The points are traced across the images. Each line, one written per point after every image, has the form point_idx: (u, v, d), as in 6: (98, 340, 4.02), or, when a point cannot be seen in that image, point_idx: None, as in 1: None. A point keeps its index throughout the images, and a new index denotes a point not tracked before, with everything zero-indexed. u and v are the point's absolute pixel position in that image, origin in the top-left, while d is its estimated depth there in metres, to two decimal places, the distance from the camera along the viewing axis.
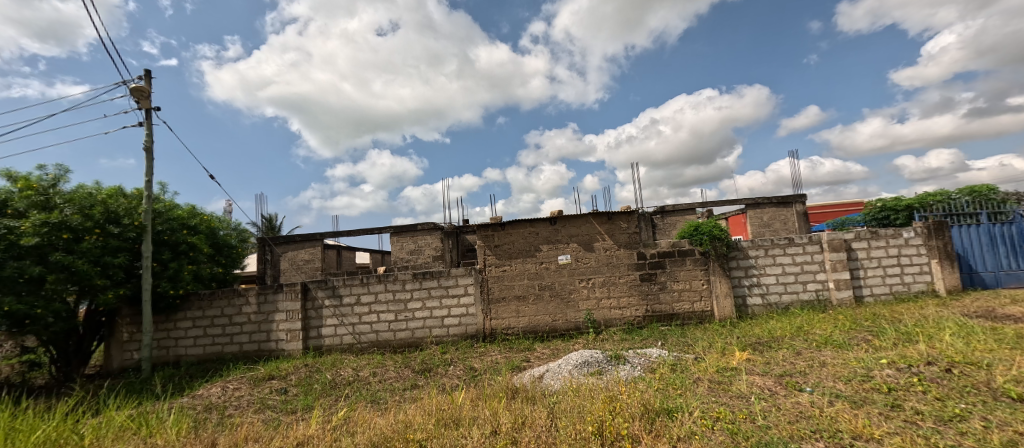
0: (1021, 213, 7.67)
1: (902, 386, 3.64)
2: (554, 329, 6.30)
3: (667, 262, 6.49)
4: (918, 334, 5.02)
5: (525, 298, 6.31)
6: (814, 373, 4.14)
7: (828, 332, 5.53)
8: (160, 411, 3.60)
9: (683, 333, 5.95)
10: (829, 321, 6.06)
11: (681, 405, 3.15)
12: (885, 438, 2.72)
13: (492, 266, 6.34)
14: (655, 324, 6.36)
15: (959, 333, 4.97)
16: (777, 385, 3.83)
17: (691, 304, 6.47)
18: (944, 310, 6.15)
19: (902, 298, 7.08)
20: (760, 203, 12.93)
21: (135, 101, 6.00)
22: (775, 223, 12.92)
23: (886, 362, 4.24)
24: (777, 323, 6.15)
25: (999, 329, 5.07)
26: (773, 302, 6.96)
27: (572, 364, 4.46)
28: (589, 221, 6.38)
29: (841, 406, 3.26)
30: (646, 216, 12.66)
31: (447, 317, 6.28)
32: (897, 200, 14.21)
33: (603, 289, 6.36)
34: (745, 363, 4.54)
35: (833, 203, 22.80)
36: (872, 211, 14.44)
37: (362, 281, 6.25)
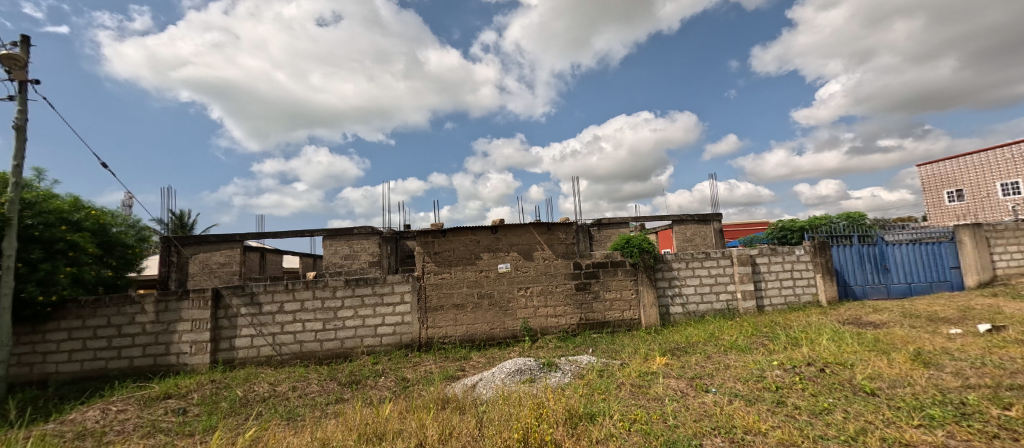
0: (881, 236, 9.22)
1: (787, 384, 4.18)
2: (492, 338, 6.31)
3: (601, 272, 6.83)
4: (803, 339, 5.79)
5: (463, 307, 6.25)
6: (720, 374, 4.59)
7: (734, 337, 6.17)
8: (12, 441, 3.02)
9: (612, 340, 6.27)
10: (736, 327, 6.76)
11: (603, 408, 3.33)
12: (770, 431, 3.10)
13: (431, 273, 6.21)
14: (588, 332, 6.64)
15: (833, 338, 5.82)
16: (688, 387, 4.19)
17: (621, 312, 6.86)
18: (825, 318, 7.15)
19: (795, 307, 8.12)
20: (685, 219, 14.13)
21: (5, 70, 5.06)
22: (696, 238, 14.18)
23: (777, 363, 4.83)
24: (694, 330, 6.73)
25: (863, 334, 6.02)
26: (692, 310, 7.60)
27: (505, 372, 4.50)
28: (530, 230, 6.52)
29: (738, 404, 3.66)
30: (584, 227, 13.24)
31: (381, 326, 6.02)
32: (793, 222, 16.35)
33: (541, 298, 6.51)
34: (664, 367, 4.90)
35: (745, 222, 25.62)
36: (774, 230, 16.44)
37: (286, 288, 5.79)
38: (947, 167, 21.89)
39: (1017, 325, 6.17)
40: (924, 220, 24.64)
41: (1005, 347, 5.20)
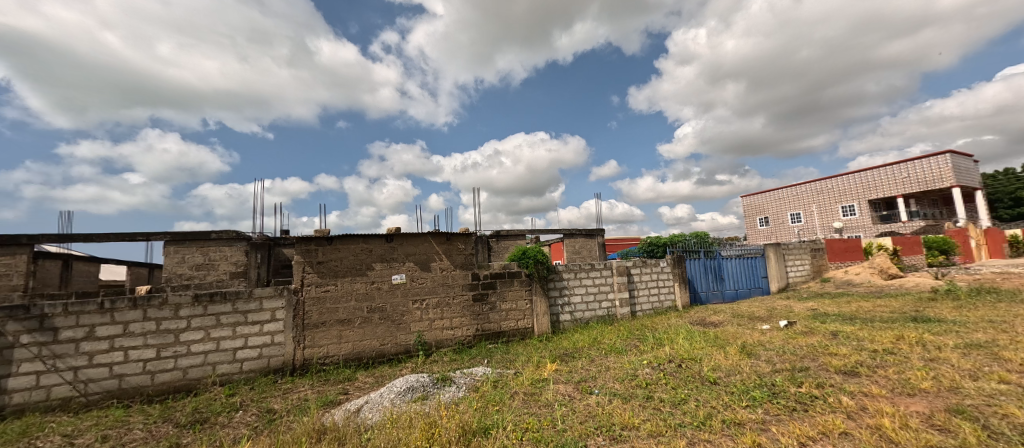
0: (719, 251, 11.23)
1: (654, 380, 4.72)
2: (381, 355, 5.85)
3: (499, 282, 6.91)
4: (665, 339, 6.65)
5: (349, 322, 5.69)
6: (601, 376, 4.96)
7: (613, 341, 6.80)
8: None
9: (507, 350, 6.35)
10: (614, 331, 7.47)
11: (497, 420, 3.31)
12: (641, 425, 3.42)
13: (311, 286, 5.53)
14: (484, 343, 6.62)
15: (687, 337, 6.82)
16: (575, 390, 4.44)
17: (516, 322, 7.01)
18: (682, 320, 8.36)
19: (659, 311, 9.34)
20: (574, 233, 15.26)
21: None
22: (583, 250, 15.42)
23: (646, 362, 5.44)
24: (580, 336, 7.22)
25: (708, 332, 7.19)
26: (578, 317, 8.15)
27: (395, 392, 4.18)
28: (428, 240, 6.29)
29: (616, 402, 3.99)
30: (483, 238, 13.35)
31: (242, 350, 5.11)
32: (658, 238, 18.99)
33: (437, 310, 6.29)
34: (554, 373, 5.12)
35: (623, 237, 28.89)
36: (645, 244, 18.84)
37: (104, 307, 4.55)
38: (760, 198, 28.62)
39: (802, 320, 8.08)
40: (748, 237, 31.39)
41: (797, 337, 6.74)
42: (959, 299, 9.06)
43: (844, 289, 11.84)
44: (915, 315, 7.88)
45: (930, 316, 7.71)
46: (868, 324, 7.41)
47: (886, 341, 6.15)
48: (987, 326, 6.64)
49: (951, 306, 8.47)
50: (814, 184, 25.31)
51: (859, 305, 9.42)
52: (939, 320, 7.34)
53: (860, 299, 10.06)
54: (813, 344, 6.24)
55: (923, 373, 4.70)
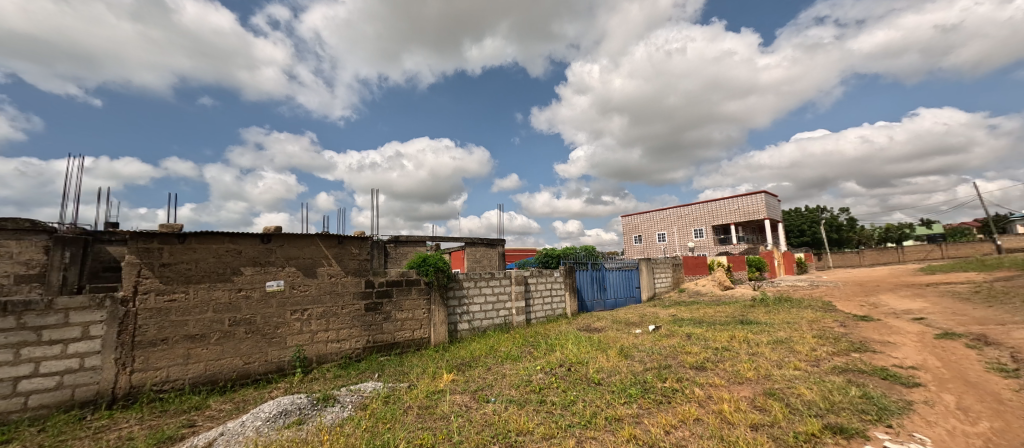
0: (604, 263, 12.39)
1: (547, 384, 4.89)
2: (245, 376, 4.98)
3: (396, 290, 6.50)
4: (557, 345, 7.00)
5: (203, 338, 4.73)
6: (497, 384, 4.96)
7: (509, 348, 6.91)
8: None
9: (400, 362, 5.97)
10: (510, 339, 7.60)
11: (387, 439, 3.03)
12: (535, 429, 3.49)
13: (150, 294, 4.46)
14: (375, 355, 6.12)
15: (575, 341, 7.30)
16: (471, 400, 4.34)
17: (412, 332, 6.65)
18: (571, 326, 8.94)
19: (551, 319, 9.84)
20: (475, 242, 15.27)
21: None
22: (484, 259, 15.51)
23: (540, 367, 5.62)
24: (477, 344, 7.17)
25: (593, 337, 7.80)
26: (476, 326, 8.10)
27: (263, 418, 3.56)
28: (315, 242, 5.61)
29: (512, 409, 4.01)
30: (379, 243, 12.51)
31: (32, 379, 3.86)
32: (552, 250, 20.20)
33: (320, 322, 5.62)
34: (451, 383, 4.95)
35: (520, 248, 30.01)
36: (540, 256, 19.84)
37: None
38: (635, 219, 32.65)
39: (664, 324, 9.31)
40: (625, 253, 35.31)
41: (662, 339, 7.71)
42: (769, 305, 11.47)
43: (695, 298, 14.05)
44: (744, 318, 9.71)
45: (752, 319, 9.59)
46: (711, 327, 8.87)
47: (724, 340, 7.41)
48: (787, 326, 8.50)
49: (764, 310, 10.67)
50: (674, 210, 30.03)
51: (705, 310, 11.25)
52: (757, 322, 9.15)
53: (705, 306, 12.03)
54: (674, 345, 7.21)
55: (749, 365, 5.76)
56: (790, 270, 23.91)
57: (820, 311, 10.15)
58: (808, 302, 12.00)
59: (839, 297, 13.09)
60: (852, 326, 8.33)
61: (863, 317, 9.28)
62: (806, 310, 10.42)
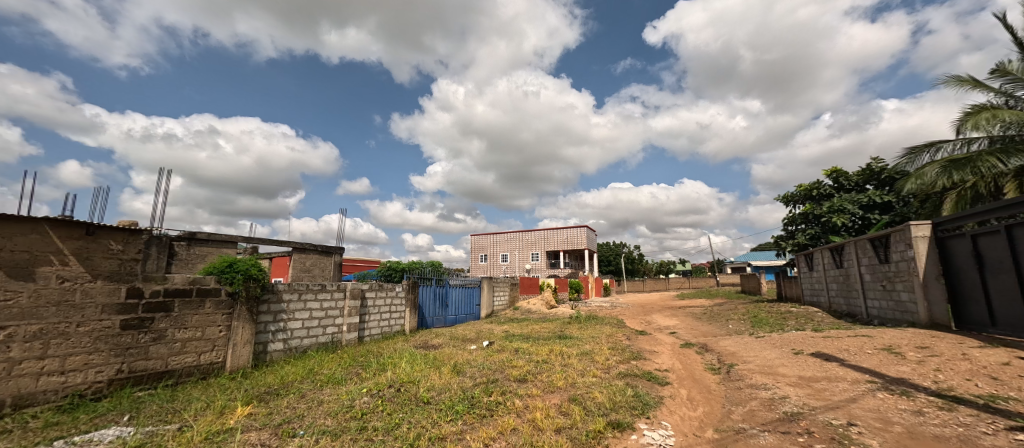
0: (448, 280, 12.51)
1: (371, 409, 4.51)
2: None
3: (178, 303, 5.09)
4: (389, 364, 6.59)
5: None
6: (310, 414, 4.32)
7: (332, 370, 6.16)
8: None
9: (171, 397, 4.62)
10: (335, 360, 6.80)
11: None
12: None
13: None
14: (130, 390, 4.58)
15: (409, 360, 7.02)
16: (272, 436, 3.65)
17: (197, 357, 5.26)
18: (407, 344, 8.60)
19: (387, 336, 9.27)
20: (307, 249, 13.33)
21: None
22: (315, 269, 13.65)
23: (365, 390, 5.16)
24: (291, 368, 6.15)
25: (428, 354, 7.65)
26: (294, 346, 6.97)
27: None
28: (40, 231, 4.05)
29: (324, 442, 3.54)
30: (165, 239, 9.73)
31: None
32: (397, 263, 19.39)
33: (31, 346, 3.94)
34: (245, 419, 4.07)
35: (359, 259, 27.79)
36: (383, 268, 18.77)
37: None
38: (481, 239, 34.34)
39: (496, 340, 9.85)
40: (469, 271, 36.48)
41: (493, 354, 8.11)
42: (581, 322, 13.44)
43: (525, 315, 15.39)
44: (561, 334, 11.08)
45: (567, 334, 11.03)
46: (535, 341, 9.82)
47: (544, 354, 8.28)
48: (591, 340, 10.08)
49: (577, 327, 12.42)
50: (517, 234, 32.73)
51: (532, 326, 12.41)
52: (571, 337, 10.56)
53: (532, 323, 13.30)
54: (502, 359, 7.66)
55: (560, 375, 6.53)
56: (599, 293, 28.62)
57: (614, 327, 12.39)
58: (607, 319, 14.53)
59: (628, 315, 16.31)
60: (634, 339, 10.43)
61: (641, 332, 11.74)
62: (605, 326, 12.59)
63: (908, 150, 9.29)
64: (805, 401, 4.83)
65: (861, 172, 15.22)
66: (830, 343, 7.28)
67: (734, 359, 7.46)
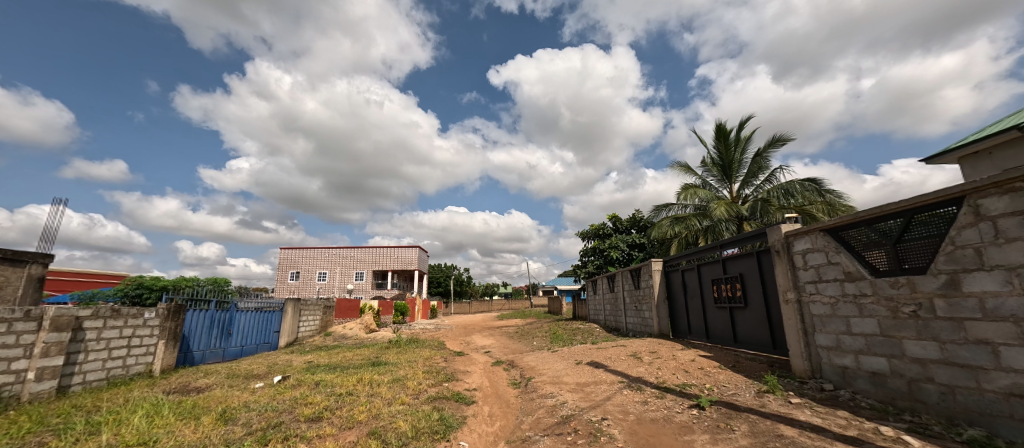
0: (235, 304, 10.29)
1: None
2: None
3: None
4: (106, 423, 4.80)
5: None
6: None
7: None
8: None
9: None
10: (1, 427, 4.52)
11: None
12: None
13: None
14: None
15: (148, 413, 5.26)
16: None
17: None
18: (150, 390, 6.45)
19: (116, 383, 6.71)
20: None
21: None
22: None
23: None
24: None
25: (183, 402, 5.92)
26: None
27: None
28: None
29: None
30: None
31: None
32: (155, 281, 14.90)
33: None
34: None
35: (92, 274, 20.10)
36: (127, 287, 14.02)
37: None
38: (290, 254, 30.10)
39: (294, 374, 8.42)
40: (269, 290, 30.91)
41: (283, 392, 6.86)
42: (399, 346, 12.86)
43: (337, 342, 13.77)
44: (375, 360, 10.31)
45: (382, 360, 10.36)
46: (343, 371, 8.84)
47: (350, 384, 7.52)
48: (407, 364, 9.74)
49: (394, 351, 11.83)
50: (336, 250, 29.72)
51: (342, 354, 11.17)
52: (385, 363, 9.96)
53: (344, 350, 12.00)
54: (295, 397, 6.55)
55: (363, 407, 6.02)
56: (425, 315, 28.18)
57: (433, 350, 12.33)
58: (427, 341, 14.37)
59: (449, 337, 16.54)
60: (451, 360, 10.60)
61: (459, 353, 12.04)
62: (424, 349, 12.40)
63: (655, 207, 12.87)
64: (577, 404, 5.78)
65: (630, 219, 19.88)
66: (599, 352, 9.03)
67: (533, 373, 8.41)
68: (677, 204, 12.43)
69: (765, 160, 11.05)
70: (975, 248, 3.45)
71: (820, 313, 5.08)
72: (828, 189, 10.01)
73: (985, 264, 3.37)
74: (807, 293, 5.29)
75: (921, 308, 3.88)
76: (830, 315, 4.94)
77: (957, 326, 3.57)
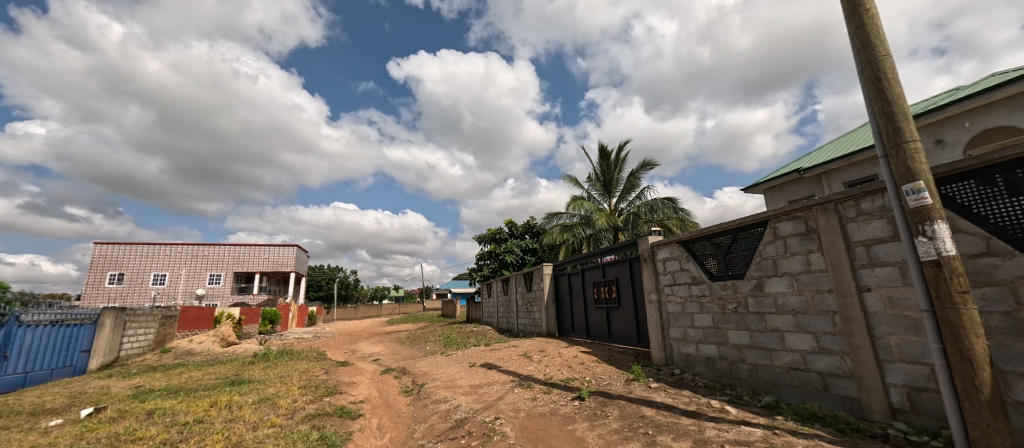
0: (14, 317, 7.98)
1: None
2: None
3: None
4: None
5: None
6: None
7: None
8: None
9: None
10: None
11: None
12: None
13: None
14: None
15: None
16: None
17: None
18: None
19: None
20: None
21: None
22: None
23: None
24: None
25: None
26: None
27: None
28: None
29: None
30: None
31: None
32: None
33: None
34: None
35: None
36: None
37: None
38: (117, 251, 24.59)
39: (114, 404, 6.83)
40: (82, 297, 24.65)
41: (97, 428, 5.54)
42: (268, 361, 11.39)
43: (181, 360, 11.56)
44: (234, 379, 8.97)
45: (244, 378, 9.04)
46: (189, 395, 7.47)
47: (200, 410, 6.43)
48: (277, 381, 8.69)
49: (262, 366, 10.44)
50: (187, 247, 25.35)
51: (188, 375, 9.43)
52: (249, 381, 8.72)
53: (192, 369, 10.17)
54: (116, 434, 5.35)
55: (219, 436, 5.24)
56: (301, 323, 25.33)
57: (311, 362, 11.24)
58: (304, 353, 13.02)
59: (330, 346, 15.23)
60: (332, 372, 9.82)
61: (342, 363, 11.21)
62: (300, 362, 11.22)
63: (547, 215, 13.87)
64: (471, 406, 5.95)
65: (524, 225, 20.94)
66: (492, 354, 9.36)
67: (425, 379, 8.32)
68: (565, 213, 13.63)
69: (636, 179, 12.81)
70: (773, 259, 4.61)
71: (673, 310, 6.16)
72: (681, 207, 12.05)
73: (779, 271, 4.52)
74: (665, 294, 6.35)
75: (740, 305, 5.00)
76: (679, 312, 6.02)
77: (761, 318, 4.71)
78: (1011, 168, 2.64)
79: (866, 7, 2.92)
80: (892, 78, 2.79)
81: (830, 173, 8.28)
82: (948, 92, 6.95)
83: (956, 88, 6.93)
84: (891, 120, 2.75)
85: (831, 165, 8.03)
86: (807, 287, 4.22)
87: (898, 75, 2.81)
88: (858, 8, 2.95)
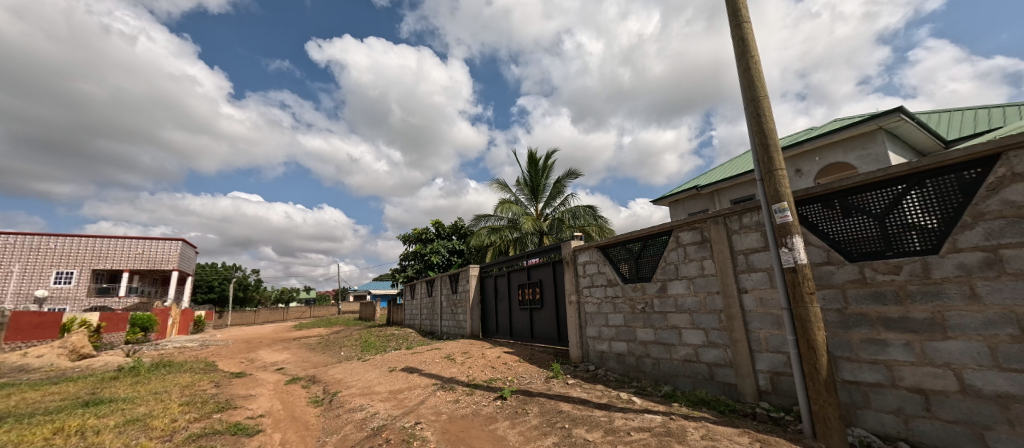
0: None
1: None
2: None
3: None
4: None
5: None
6: None
7: None
8: None
9: None
10: None
11: None
12: None
13: None
14: None
15: None
16: None
17: None
18: None
19: None
20: None
21: None
22: None
23: None
24: None
25: None
26: None
27: None
28: None
29: None
30: None
31: None
32: None
33: None
34: None
35: None
36: None
37: None
38: None
39: None
40: None
41: None
42: (138, 375, 9.71)
43: (8, 379, 9.34)
44: (90, 399, 7.50)
45: (103, 397, 7.53)
46: (22, 423, 6.07)
47: (37, 440, 5.20)
48: (151, 398, 7.28)
49: (128, 383, 8.85)
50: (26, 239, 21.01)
51: (22, 397, 7.68)
52: (110, 400, 7.28)
53: (28, 390, 8.31)
54: None
55: None
56: (184, 330, 22.06)
57: (197, 374, 9.84)
58: (188, 364, 11.36)
59: (222, 356, 13.47)
60: (224, 384, 8.71)
61: (237, 374, 10.05)
62: (182, 375, 9.75)
63: (476, 216, 13.98)
64: (389, 412, 5.78)
65: (451, 226, 20.76)
66: (414, 357, 9.15)
67: (337, 387, 7.84)
68: (493, 216, 13.85)
69: (562, 186, 13.48)
70: (675, 264, 5.21)
71: (590, 310, 6.63)
72: (600, 214, 12.94)
73: (679, 275, 5.13)
74: (583, 295, 6.81)
75: (647, 305, 5.57)
76: (595, 312, 6.50)
77: (664, 316, 5.29)
78: (845, 195, 3.32)
79: (752, 54, 3.48)
80: (768, 115, 3.36)
81: (721, 191, 9.56)
82: (807, 131, 8.47)
83: (813, 128, 8.47)
84: (766, 150, 3.32)
85: (722, 184, 9.29)
86: (701, 289, 4.84)
87: (773, 114, 3.40)
88: (745, 53, 3.50)
